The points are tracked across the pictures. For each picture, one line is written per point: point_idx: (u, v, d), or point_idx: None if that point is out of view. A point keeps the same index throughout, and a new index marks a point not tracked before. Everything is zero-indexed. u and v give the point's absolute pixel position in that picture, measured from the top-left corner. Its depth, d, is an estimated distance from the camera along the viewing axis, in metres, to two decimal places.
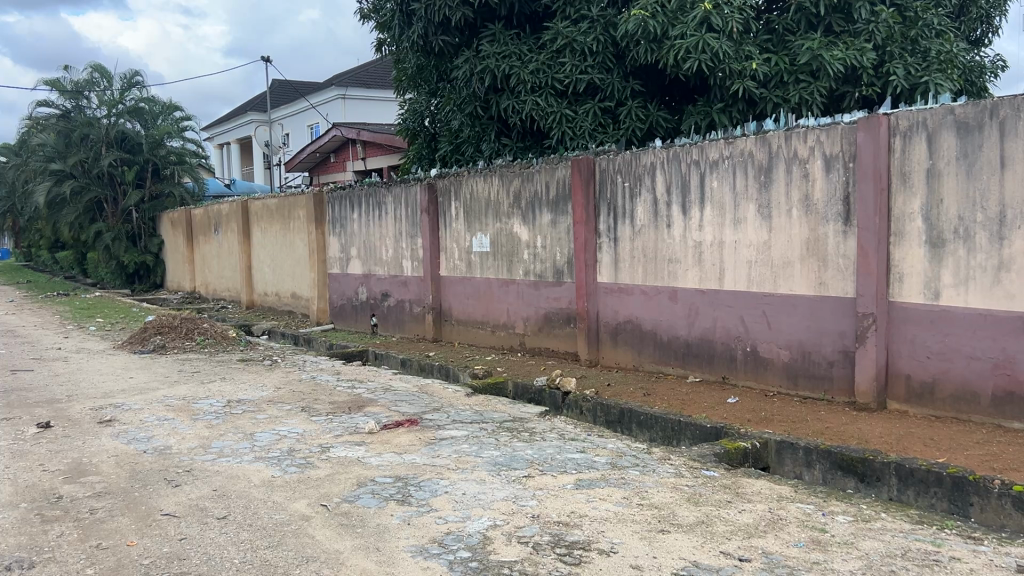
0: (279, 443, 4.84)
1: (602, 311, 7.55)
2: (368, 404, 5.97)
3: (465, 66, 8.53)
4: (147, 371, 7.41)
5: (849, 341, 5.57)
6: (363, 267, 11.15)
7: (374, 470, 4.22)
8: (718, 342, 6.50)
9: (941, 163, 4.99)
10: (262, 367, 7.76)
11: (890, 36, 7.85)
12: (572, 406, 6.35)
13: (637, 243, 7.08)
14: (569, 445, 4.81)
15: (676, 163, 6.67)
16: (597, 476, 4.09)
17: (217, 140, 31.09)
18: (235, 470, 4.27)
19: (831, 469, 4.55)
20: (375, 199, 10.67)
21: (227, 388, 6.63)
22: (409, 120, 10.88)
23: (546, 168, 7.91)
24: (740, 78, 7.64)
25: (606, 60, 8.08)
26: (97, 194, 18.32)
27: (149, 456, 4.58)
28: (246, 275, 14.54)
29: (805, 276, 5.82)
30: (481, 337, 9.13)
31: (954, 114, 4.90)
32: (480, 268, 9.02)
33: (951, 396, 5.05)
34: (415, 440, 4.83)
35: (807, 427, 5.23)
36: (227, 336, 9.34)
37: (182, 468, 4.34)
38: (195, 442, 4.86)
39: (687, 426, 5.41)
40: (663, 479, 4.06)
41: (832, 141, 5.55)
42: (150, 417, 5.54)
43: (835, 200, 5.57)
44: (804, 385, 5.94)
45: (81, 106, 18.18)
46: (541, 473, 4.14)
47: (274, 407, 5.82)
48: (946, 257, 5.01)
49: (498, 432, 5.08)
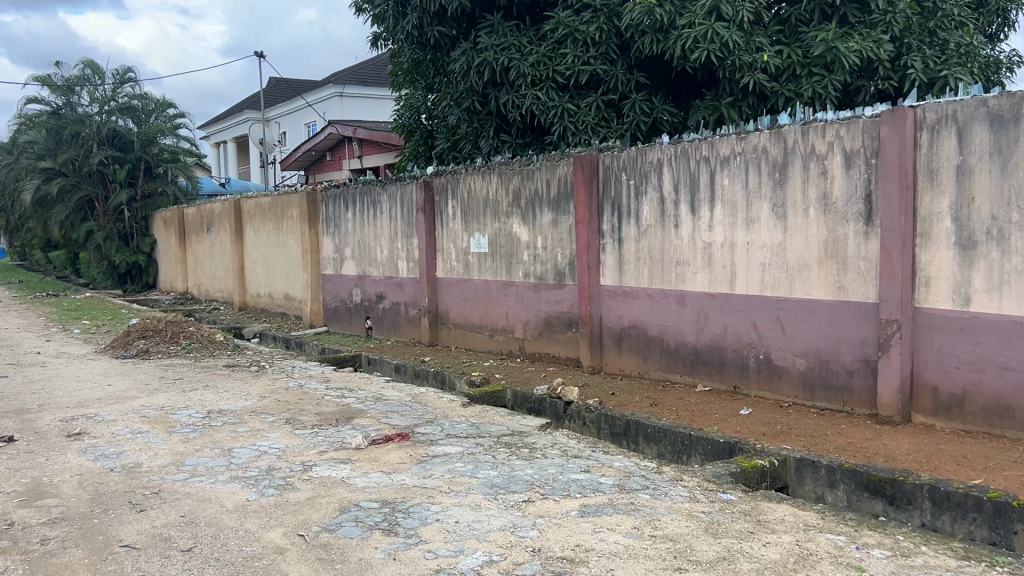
0: (258, 460, 4.46)
1: (605, 315, 7.19)
2: (358, 416, 5.61)
3: (462, 58, 8.14)
4: (127, 378, 7.03)
5: (870, 349, 5.21)
6: (357, 268, 10.79)
7: (359, 493, 3.85)
8: (728, 349, 6.14)
9: (973, 159, 4.63)
10: (248, 374, 7.39)
11: (908, 26, 7.48)
12: (575, 417, 5.99)
13: (643, 244, 6.72)
14: (573, 464, 4.44)
15: (685, 159, 6.31)
16: (604, 501, 3.72)
17: (213, 138, 30.68)
18: (207, 493, 3.90)
19: (857, 490, 4.21)
20: (370, 197, 10.30)
21: (208, 397, 6.26)
22: (405, 116, 10.52)
23: (547, 165, 7.55)
24: (751, 70, 7.25)
25: (609, 51, 7.71)
26: (87, 192, 17.96)
27: (116, 476, 4.21)
28: (239, 275, 14.17)
29: (823, 279, 5.45)
30: (479, 341, 8.77)
31: (988, 106, 4.55)
32: (478, 269, 8.65)
33: (983, 409, 4.69)
34: (406, 458, 4.46)
35: (826, 443, 4.87)
36: (214, 341, 8.99)
37: (150, 490, 3.97)
38: (168, 459, 4.49)
39: (698, 440, 5.05)
40: (676, 504, 3.69)
41: (853, 135, 5.19)
42: (123, 430, 5.17)
43: (856, 199, 5.21)
44: (821, 396, 5.57)
45: (73, 103, 17.80)
46: (542, 497, 3.76)
47: (256, 420, 5.45)
48: (978, 260, 4.65)
49: (496, 449, 4.70)
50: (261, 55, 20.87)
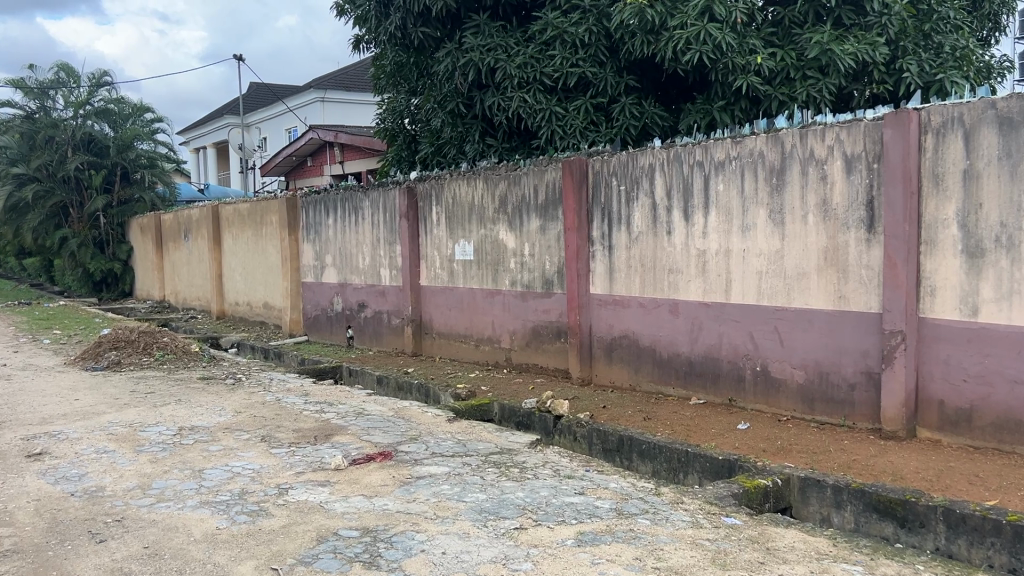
0: (230, 483, 4.18)
1: (595, 325, 6.95)
2: (337, 433, 5.33)
3: (447, 59, 7.89)
4: (95, 393, 6.69)
5: (873, 360, 5.00)
6: (338, 276, 10.51)
7: (338, 520, 3.58)
8: (723, 361, 5.92)
9: (980, 164, 4.43)
10: (223, 387, 7.07)
11: (904, 29, 7.29)
12: (565, 432, 5.75)
13: (635, 251, 6.49)
14: (566, 486, 4.19)
15: (677, 164, 6.09)
16: (601, 529, 3.48)
17: (192, 143, 30.27)
18: (174, 520, 3.62)
19: (865, 511, 4.00)
20: (352, 203, 10.03)
21: (181, 413, 5.95)
22: (387, 120, 10.26)
23: (535, 170, 7.32)
24: (744, 72, 7.05)
25: (599, 53, 7.51)
26: (62, 199, 17.52)
27: (76, 501, 3.91)
28: (217, 283, 13.84)
29: (822, 288, 5.24)
30: (464, 352, 8.51)
31: (996, 108, 4.36)
32: (463, 277, 8.40)
33: (992, 425, 4.48)
34: (388, 480, 4.18)
35: (830, 460, 4.65)
36: (189, 351, 8.68)
37: (113, 517, 3.68)
38: (134, 482, 4.20)
39: (696, 457, 4.82)
40: (678, 532, 3.46)
41: (854, 139, 4.98)
42: (88, 449, 4.87)
43: (858, 205, 5.00)
44: (821, 410, 5.35)
45: (47, 107, 17.31)
46: (535, 524, 3.52)
47: (230, 437, 5.17)
48: (986, 269, 4.45)
49: (485, 469, 4.43)
50: (239, 59, 20.46)
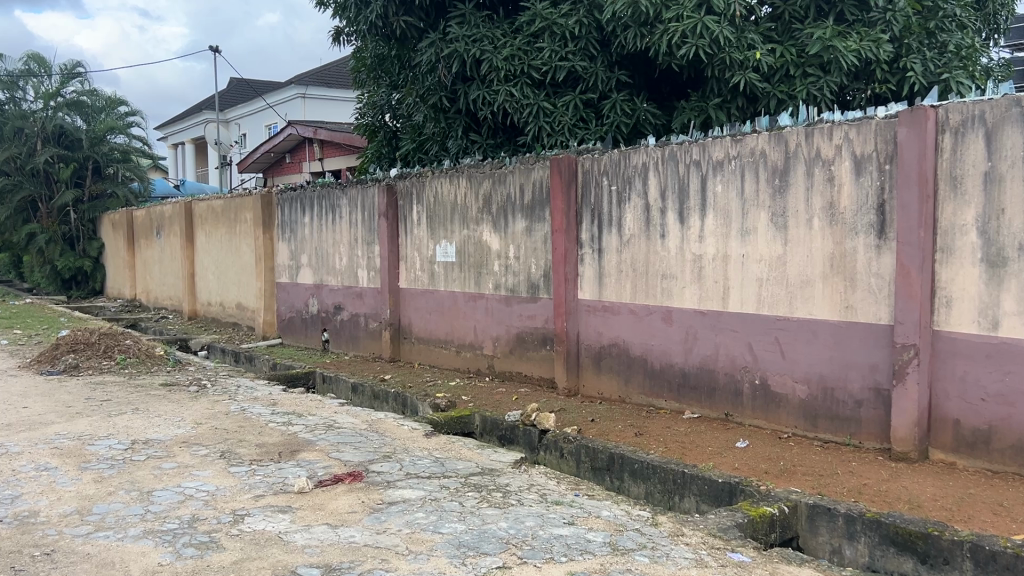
0: (181, 508, 3.75)
1: (583, 332, 6.58)
2: (304, 448, 4.92)
3: (430, 50, 7.49)
4: (46, 400, 6.22)
5: (882, 376, 4.65)
6: (314, 277, 10.08)
7: (298, 555, 3.17)
8: (719, 373, 5.55)
9: (1004, 166, 4.08)
10: (185, 395, 6.63)
11: (907, 27, 6.97)
12: (551, 448, 5.37)
13: (625, 255, 6.12)
14: (553, 514, 3.80)
15: (672, 163, 5.73)
16: (594, 568, 3.10)
17: (171, 139, 29.68)
18: (110, 554, 3.19)
19: (881, 544, 3.65)
20: (329, 201, 9.60)
21: (137, 424, 5.51)
22: (368, 115, 9.84)
23: (521, 168, 6.93)
24: (742, 68, 6.70)
25: (589, 46, 7.13)
26: (31, 192, 16.94)
27: (3, 530, 3.47)
28: (188, 282, 13.33)
29: (828, 297, 4.88)
30: (444, 358, 8.11)
31: (1022, 106, 4.01)
32: (445, 279, 8.01)
33: (1013, 447, 4.14)
34: (357, 506, 3.78)
35: (839, 484, 4.29)
36: (152, 355, 8.22)
37: (42, 550, 3.25)
38: (73, 506, 3.77)
39: (694, 479, 4.45)
40: (681, 572, 3.09)
41: (864, 138, 4.63)
42: (27, 466, 4.43)
43: (868, 208, 4.64)
44: (824, 428, 5.00)
45: (16, 98, 16.65)
46: (519, 563, 3.13)
47: (187, 453, 4.74)
48: (1008, 279, 4.10)
49: (464, 494, 4.03)
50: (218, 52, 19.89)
